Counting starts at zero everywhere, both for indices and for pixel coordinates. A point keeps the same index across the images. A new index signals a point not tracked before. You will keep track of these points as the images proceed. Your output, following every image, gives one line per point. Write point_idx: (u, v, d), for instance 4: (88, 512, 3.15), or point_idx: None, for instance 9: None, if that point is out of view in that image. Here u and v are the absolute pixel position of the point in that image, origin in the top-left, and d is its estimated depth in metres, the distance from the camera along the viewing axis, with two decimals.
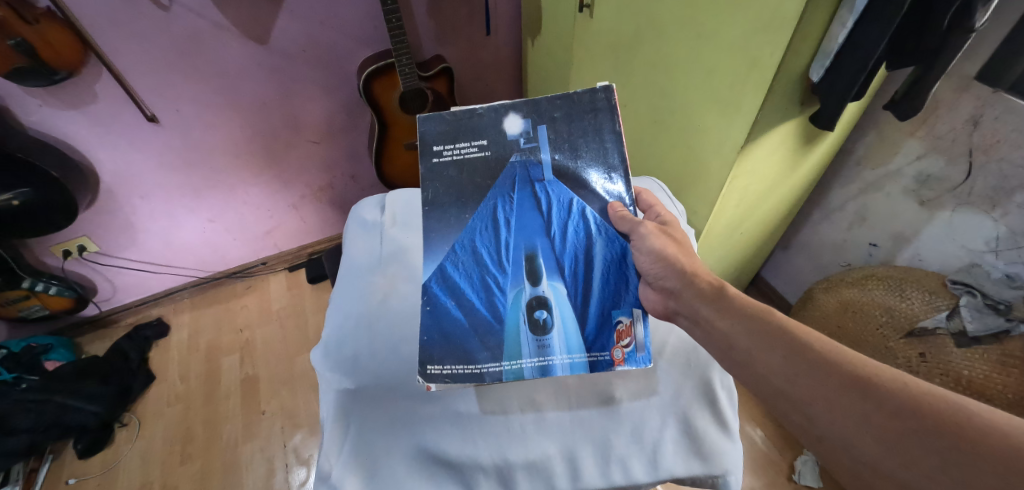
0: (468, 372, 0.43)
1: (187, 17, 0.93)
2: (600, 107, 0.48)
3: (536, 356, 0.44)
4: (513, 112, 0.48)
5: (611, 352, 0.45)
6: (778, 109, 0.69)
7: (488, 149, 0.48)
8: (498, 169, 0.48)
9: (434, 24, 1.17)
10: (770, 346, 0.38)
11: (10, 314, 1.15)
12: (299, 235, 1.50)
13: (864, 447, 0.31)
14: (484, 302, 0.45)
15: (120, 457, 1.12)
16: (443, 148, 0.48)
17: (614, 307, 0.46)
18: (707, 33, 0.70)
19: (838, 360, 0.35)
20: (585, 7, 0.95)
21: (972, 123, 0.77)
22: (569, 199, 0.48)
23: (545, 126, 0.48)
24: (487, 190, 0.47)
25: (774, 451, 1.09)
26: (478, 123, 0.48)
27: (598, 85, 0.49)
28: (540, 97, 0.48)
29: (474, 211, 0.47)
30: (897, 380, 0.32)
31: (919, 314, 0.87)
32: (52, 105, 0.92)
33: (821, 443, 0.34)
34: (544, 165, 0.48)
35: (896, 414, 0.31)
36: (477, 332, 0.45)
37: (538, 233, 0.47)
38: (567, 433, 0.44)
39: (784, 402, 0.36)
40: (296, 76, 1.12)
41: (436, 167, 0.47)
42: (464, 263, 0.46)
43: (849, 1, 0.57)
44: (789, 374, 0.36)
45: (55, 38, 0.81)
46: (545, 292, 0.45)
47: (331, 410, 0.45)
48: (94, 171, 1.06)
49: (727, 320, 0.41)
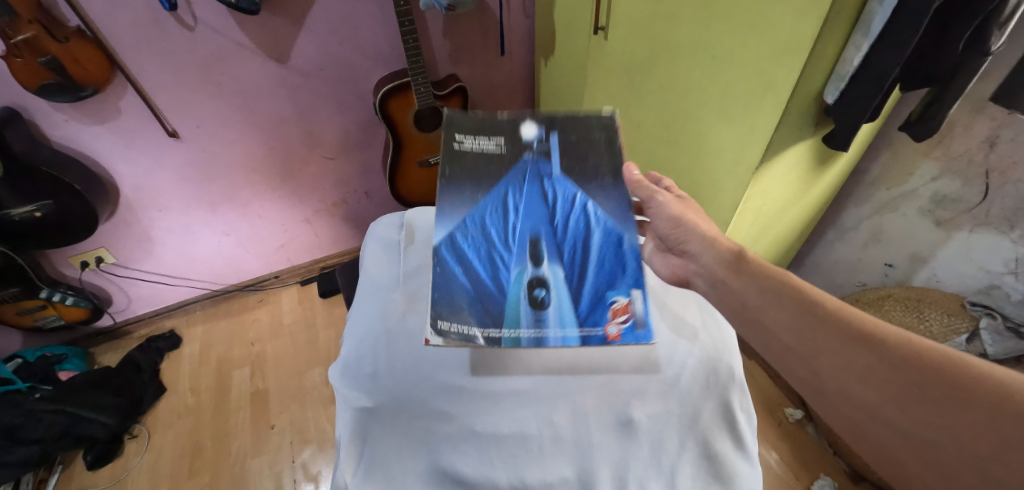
0: (466, 334, 0.41)
1: (211, 37, 0.96)
2: (606, 128, 0.53)
3: (532, 327, 0.42)
4: (530, 119, 0.52)
5: (605, 328, 0.42)
6: (792, 130, 0.70)
7: (503, 147, 0.50)
8: (510, 162, 0.49)
9: (449, 44, 1.20)
10: (785, 305, 0.38)
11: (27, 323, 1.18)
12: (310, 249, 1.52)
13: (864, 396, 0.31)
14: (487, 274, 0.44)
15: (129, 469, 1.12)
16: (463, 137, 0.50)
17: (609, 289, 0.44)
18: (722, 54, 0.70)
19: (847, 317, 0.35)
20: (600, 29, 0.96)
21: (988, 144, 0.77)
22: (573, 194, 0.48)
23: (558, 135, 0.51)
24: (501, 178, 0.49)
25: (791, 476, 1.06)
26: (499, 124, 0.52)
27: (605, 111, 0.54)
28: (556, 112, 0.52)
29: (488, 192, 0.47)
30: (899, 336, 0.32)
31: (938, 337, 0.84)
32: (77, 120, 0.95)
33: (823, 396, 0.34)
34: (553, 164, 0.50)
35: (897, 364, 0.31)
36: (479, 298, 0.43)
37: (542, 220, 0.46)
38: (580, 449, 0.42)
39: (792, 360, 0.36)
40: (313, 94, 1.15)
41: (455, 152, 0.49)
42: (473, 237, 0.46)
43: (863, 26, 0.58)
44: (797, 331, 0.36)
45: (85, 55, 0.84)
46: (544, 273, 0.44)
47: (347, 429, 0.44)
48: (115, 185, 1.08)
49: (743, 283, 0.42)
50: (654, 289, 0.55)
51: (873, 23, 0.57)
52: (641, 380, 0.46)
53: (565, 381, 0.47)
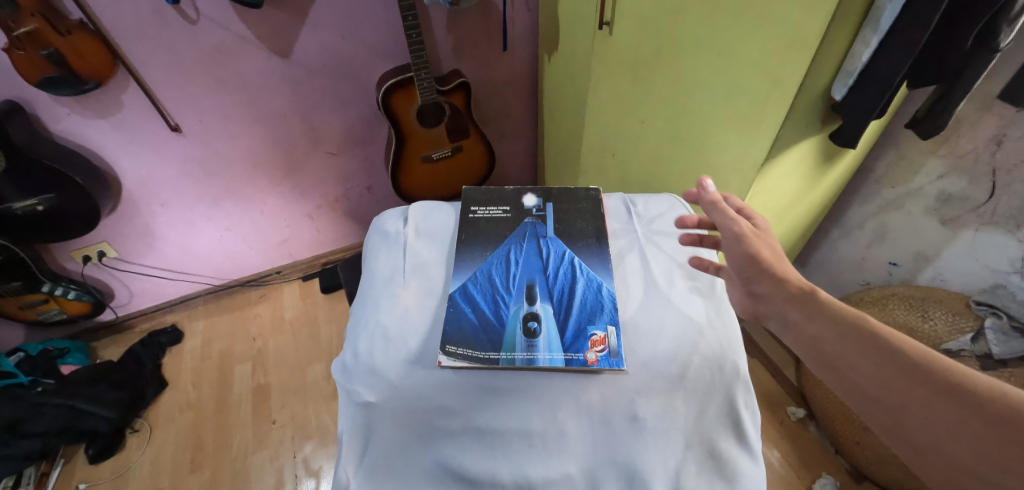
0: (474, 356, 0.46)
1: (213, 31, 0.95)
2: (592, 198, 0.63)
3: (524, 350, 0.46)
4: (530, 194, 0.63)
5: (585, 353, 0.46)
6: (797, 127, 0.72)
7: (509, 212, 0.61)
8: (514, 225, 0.59)
9: (452, 38, 1.19)
10: (863, 348, 0.32)
11: (29, 317, 1.18)
12: (312, 244, 1.52)
13: (963, 457, 0.26)
14: (491, 310, 0.50)
15: (131, 463, 1.12)
16: (477, 208, 0.62)
17: (589, 323, 0.48)
18: (729, 50, 0.69)
19: (937, 366, 0.29)
20: (604, 24, 0.83)
21: (996, 143, 0.76)
22: (562, 251, 0.55)
23: (552, 204, 0.62)
24: (505, 238, 0.57)
25: (792, 473, 1.07)
26: (506, 197, 0.63)
27: (591, 187, 0.64)
28: (551, 187, 0.64)
29: (494, 249, 0.56)
30: (1006, 392, 0.27)
31: (942, 336, 0.82)
32: (80, 114, 0.95)
33: (914, 455, 0.29)
34: (548, 227, 0.58)
35: (1007, 427, 0.25)
36: (482, 328, 0.48)
37: (536, 270, 0.53)
38: (586, 445, 0.41)
39: (876, 410, 0.31)
40: (315, 89, 1.14)
41: (470, 219, 0.60)
42: (481, 284, 0.52)
43: (872, 22, 0.58)
44: (879, 379, 0.31)
45: (87, 48, 0.84)
46: (536, 308, 0.49)
47: (350, 424, 0.43)
48: (117, 179, 1.08)
49: (815, 322, 0.36)
50: (657, 285, 0.53)
51: (883, 20, 0.56)
52: (646, 377, 0.45)
53: (570, 381, 0.45)
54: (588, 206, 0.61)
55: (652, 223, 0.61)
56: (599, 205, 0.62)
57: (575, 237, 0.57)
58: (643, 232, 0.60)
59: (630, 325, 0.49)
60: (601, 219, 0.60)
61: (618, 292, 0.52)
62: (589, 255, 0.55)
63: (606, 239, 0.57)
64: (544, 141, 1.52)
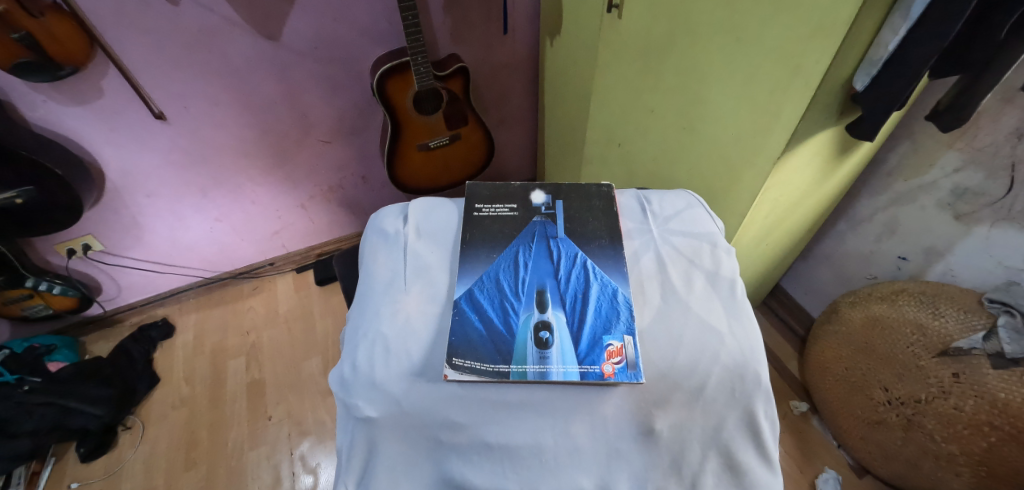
0: (484, 368, 0.43)
1: (196, 11, 0.89)
2: (601, 195, 0.60)
3: (537, 363, 0.43)
4: (539, 190, 0.60)
5: (601, 366, 0.42)
6: (817, 118, 0.67)
7: (517, 211, 0.58)
8: (522, 224, 0.56)
9: (450, 21, 1.13)
10: None
11: (13, 313, 1.13)
12: (307, 235, 1.48)
13: None
14: (499, 318, 0.46)
15: (123, 462, 1.10)
16: (482, 206, 0.58)
17: (604, 333, 0.45)
18: (747, 37, 0.66)
19: None
20: (614, 7, 0.87)
21: (1017, 136, 0.73)
22: (574, 253, 0.52)
23: (562, 201, 0.59)
24: (513, 240, 0.54)
25: (795, 468, 1.08)
26: (513, 193, 0.60)
27: (602, 183, 0.61)
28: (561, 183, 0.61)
29: (502, 252, 0.52)
30: None
31: (953, 334, 0.80)
32: (56, 100, 0.89)
33: None
34: (558, 226, 0.55)
35: None
36: (491, 338, 0.45)
37: (547, 275, 0.50)
38: (600, 460, 0.38)
39: None
40: (306, 74, 1.09)
41: (475, 218, 0.57)
42: (488, 289, 0.49)
43: (902, 8, 0.52)
44: None
45: (62, 32, 0.77)
46: (548, 316, 0.46)
47: (350, 438, 0.41)
48: (100, 169, 1.04)
49: None
50: (675, 289, 0.50)
51: (914, 5, 0.51)
52: (663, 387, 0.42)
53: (585, 393, 0.42)
54: (601, 204, 0.58)
55: (668, 222, 0.58)
56: (611, 203, 0.59)
57: (588, 238, 0.54)
58: (659, 232, 0.57)
59: (647, 333, 0.46)
60: (614, 219, 0.57)
61: (634, 297, 0.49)
62: (602, 258, 0.52)
63: (619, 240, 0.54)
64: (544, 128, 1.48)
